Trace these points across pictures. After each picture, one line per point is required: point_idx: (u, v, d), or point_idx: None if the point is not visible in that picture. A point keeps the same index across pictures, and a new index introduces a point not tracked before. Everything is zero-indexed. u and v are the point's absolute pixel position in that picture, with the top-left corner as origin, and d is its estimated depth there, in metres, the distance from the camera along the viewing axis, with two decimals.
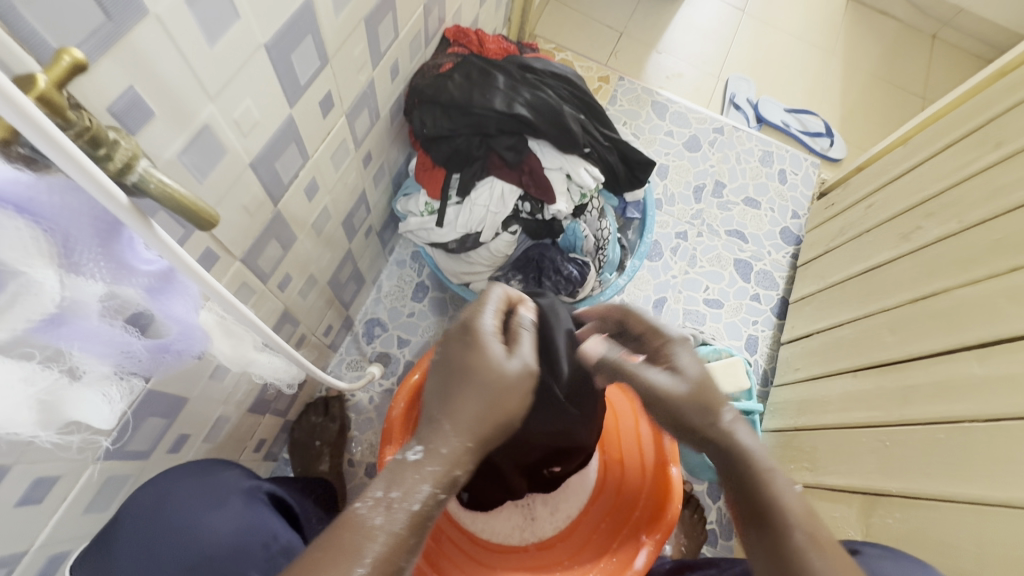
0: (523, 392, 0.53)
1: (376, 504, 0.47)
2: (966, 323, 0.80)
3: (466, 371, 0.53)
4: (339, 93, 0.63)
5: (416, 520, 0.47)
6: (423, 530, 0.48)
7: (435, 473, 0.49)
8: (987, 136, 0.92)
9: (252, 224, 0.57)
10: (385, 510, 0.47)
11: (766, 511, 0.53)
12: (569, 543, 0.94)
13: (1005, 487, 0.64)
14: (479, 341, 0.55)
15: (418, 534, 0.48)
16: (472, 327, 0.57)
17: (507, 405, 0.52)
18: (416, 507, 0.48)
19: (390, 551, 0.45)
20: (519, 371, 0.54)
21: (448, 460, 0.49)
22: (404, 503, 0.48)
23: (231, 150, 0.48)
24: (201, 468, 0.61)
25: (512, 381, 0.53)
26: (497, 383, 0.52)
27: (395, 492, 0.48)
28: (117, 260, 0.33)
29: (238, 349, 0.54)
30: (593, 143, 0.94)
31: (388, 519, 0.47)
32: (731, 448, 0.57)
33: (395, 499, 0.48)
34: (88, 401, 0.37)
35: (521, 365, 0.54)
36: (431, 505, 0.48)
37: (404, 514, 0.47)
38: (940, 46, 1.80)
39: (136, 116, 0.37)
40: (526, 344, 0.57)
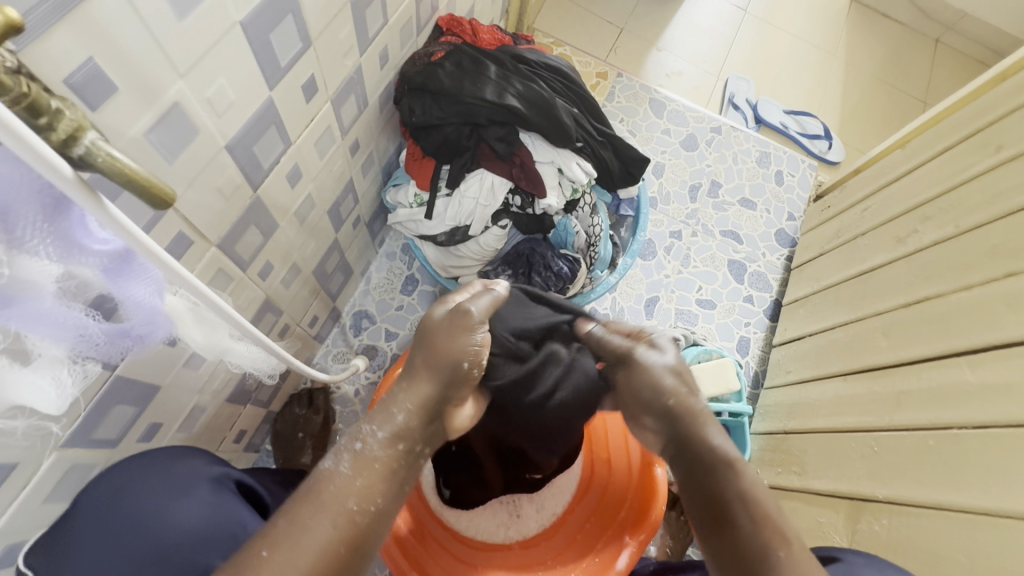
0: (452, 328, 0.62)
1: (334, 454, 0.52)
2: (958, 329, 0.79)
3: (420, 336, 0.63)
4: (323, 78, 0.62)
5: (359, 460, 0.52)
6: (366, 470, 0.51)
7: (384, 421, 0.55)
8: (985, 141, 0.91)
9: (230, 209, 0.56)
10: (336, 454, 0.52)
11: (721, 489, 0.58)
12: (553, 542, 0.93)
13: (993, 496, 0.63)
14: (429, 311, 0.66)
15: (366, 473, 0.51)
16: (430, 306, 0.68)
17: (441, 347, 0.60)
18: (360, 448, 0.53)
19: (339, 488, 0.49)
20: (455, 318, 0.62)
21: (399, 409, 0.56)
22: (350, 446, 0.53)
23: (205, 131, 0.47)
24: (170, 454, 0.60)
25: (445, 330, 0.62)
26: (433, 335, 0.62)
27: (343, 440, 0.54)
28: (67, 237, 0.32)
29: (212, 338, 0.53)
30: (586, 137, 0.93)
31: (335, 462, 0.51)
32: (694, 431, 0.63)
33: (344, 444, 0.53)
34: (29, 385, 0.36)
35: (455, 315, 0.63)
36: (375, 444, 0.53)
37: (349, 454, 0.52)
38: (942, 51, 1.78)
39: (96, 90, 0.35)
40: (479, 299, 0.67)
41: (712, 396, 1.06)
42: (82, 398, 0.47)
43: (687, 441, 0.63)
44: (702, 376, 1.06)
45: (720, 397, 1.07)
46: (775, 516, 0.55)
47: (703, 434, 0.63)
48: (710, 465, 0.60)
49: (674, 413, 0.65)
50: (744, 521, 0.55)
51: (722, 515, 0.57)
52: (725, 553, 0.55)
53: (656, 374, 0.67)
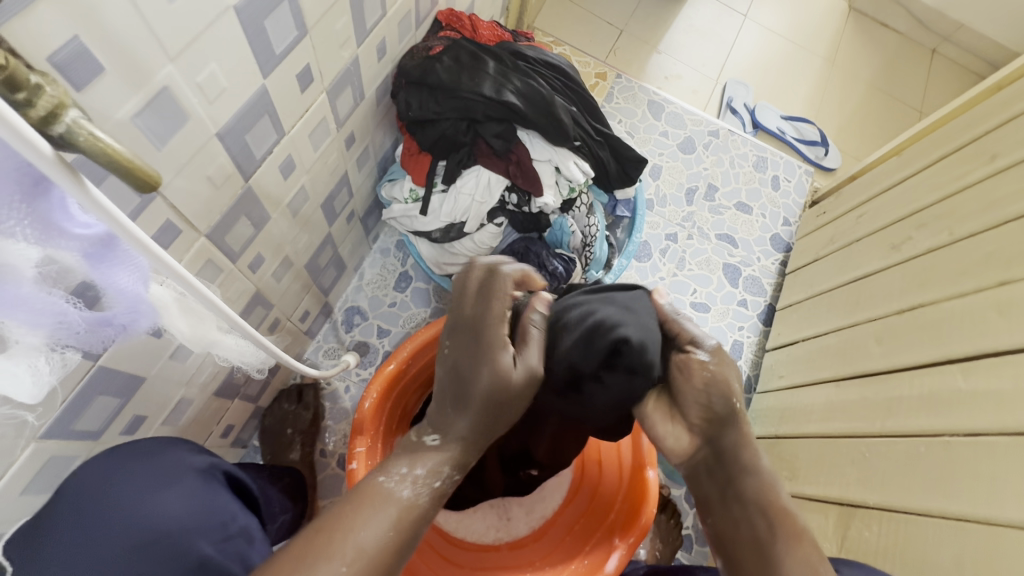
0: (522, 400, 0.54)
1: (402, 479, 0.50)
2: (951, 336, 0.79)
3: (477, 374, 0.52)
4: (319, 68, 0.61)
5: (435, 495, 0.51)
6: (437, 506, 0.51)
7: (456, 455, 0.53)
8: (980, 150, 0.91)
9: (219, 198, 0.55)
10: (412, 482, 0.50)
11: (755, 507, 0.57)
12: (542, 543, 0.93)
13: (983, 503, 0.63)
14: (488, 341, 0.53)
15: (437, 507, 0.51)
16: (485, 327, 0.54)
17: (510, 408, 0.53)
18: (437, 484, 0.51)
19: (415, 523, 0.48)
20: (527, 381, 0.53)
21: (467, 445, 0.53)
22: (428, 479, 0.51)
23: (196, 117, 0.46)
24: (155, 446, 0.58)
25: (520, 390, 0.53)
26: (507, 390, 0.52)
27: (420, 469, 0.51)
28: (46, 221, 0.31)
29: (199, 330, 0.52)
30: (584, 136, 0.92)
31: (414, 493, 0.50)
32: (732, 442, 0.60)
33: (422, 475, 0.51)
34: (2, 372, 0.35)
35: (529, 375, 0.54)
36: (449, 482, 0.52)
37: (428, 488, 0.50)
38: (939, 62, 1.80)
39: (82, 70, 0.34)
40: (532, 346, 0.56)
41: None
42: (63, 388, 0.46)
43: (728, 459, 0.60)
44: None
45: None
46: (798, 522, 0.56)
47: (750, 448, 0.60)
48: (749, 485, 0.58)
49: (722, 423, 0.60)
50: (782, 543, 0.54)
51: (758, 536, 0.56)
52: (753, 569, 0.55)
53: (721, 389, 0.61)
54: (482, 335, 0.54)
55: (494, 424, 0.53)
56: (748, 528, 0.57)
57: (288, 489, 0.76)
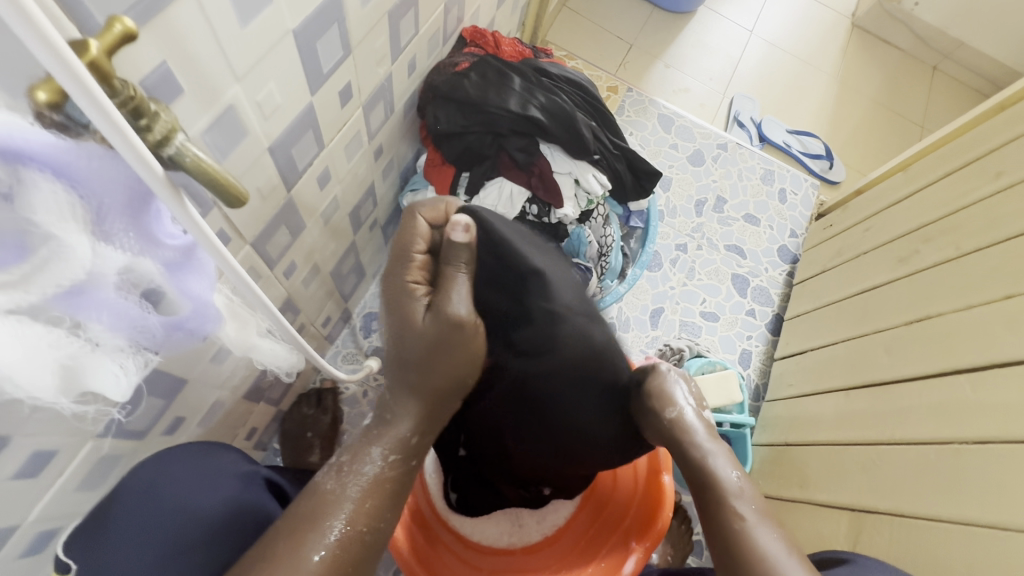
0: (450, 349, 0.56)
1: (330, 474, 0.54)
2: (958, 347, 0.81)
3: (398, 340, 0.56)
4: (358, 84, 0.63)
5: (369, 483, 0.54)
6: (377, 492, 0.54)
7: (385, 437, 0.56)
8: (985, 167, 0.94)
9: (265, 209, 0.57)
10: (337, 475, 0.53)
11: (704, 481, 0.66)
12: (556, 548, 0.94)
13: (993, 508, 0.65)
14: (401, 304, 0.56)
15: (376, 494, 0.53)
16: (393, 290, 0.57)
17: (444, 359, 0.56)
18: (369, 470, 0.54)
19: (347, 513, 0.51)
20: (443, 325, 0.55)
21: (395, 424, 0.56)
22: (356, 466, 0.54)
23: (252, 133, 0.49)
24: (201, 448, 0.61)
25: (437, 336, 0.55)
26: (422, 338, 0.55)
27: (345, 457, 0.55)
28: (146, 232, 0.34)
29: (242, 334, 0.54)
30: (603, 150, 0.95)
31: (341, 484, 0.53)
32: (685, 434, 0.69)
33: (349, 465, 0.54)
34: (106, 368, 0.37)
35: (441, 318, 0.55)
36: (382, 465, 0.55)
37: (356, 476, 0.54)
38: (939, 79, 1.84)
39: (166, 91, 0.37)
40: (454, 288, 0.56)
41: (716, 407, 1.08)
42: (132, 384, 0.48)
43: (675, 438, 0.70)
44: (706, 387, 1.08)
45: (722, 408, 1.09)
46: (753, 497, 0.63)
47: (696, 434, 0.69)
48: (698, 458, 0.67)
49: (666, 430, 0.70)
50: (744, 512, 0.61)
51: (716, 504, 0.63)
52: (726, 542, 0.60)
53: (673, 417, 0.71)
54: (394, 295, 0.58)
55: (443, 388, 0.57)
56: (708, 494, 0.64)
57: None
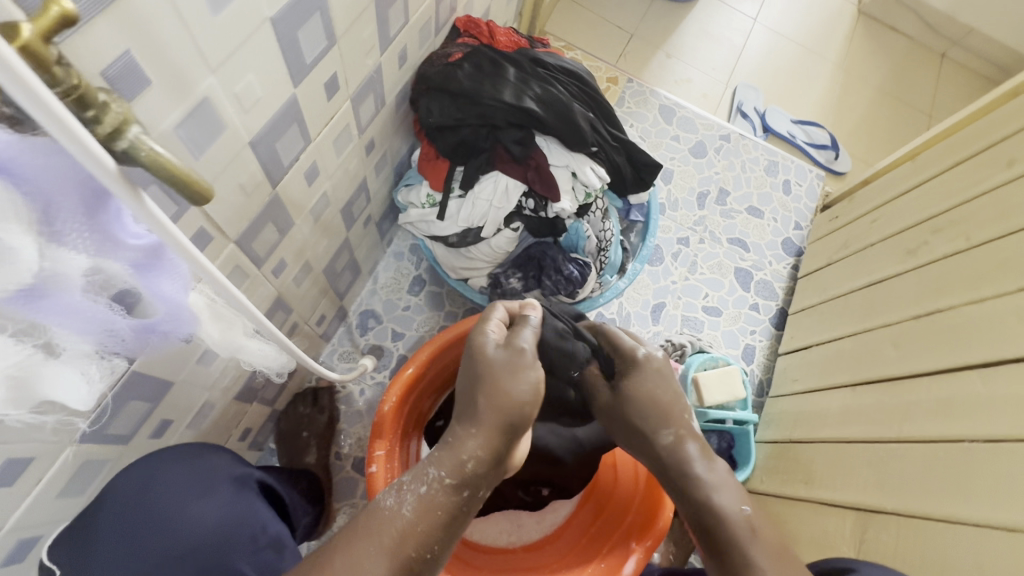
0: (512, 374, 0.58)
1: (389, 491, 0.52)
2: (970, 341, 0.79)
3: (473, 372, 0.59)
4: (345, 76, 0.61)
5: (422, 504, 0.50)
6: (429, 516, 0.50)
7: (441, 459, 0.53)
8: (997, 156, 0.91)
9: (249, 206, 0.56)
10: (397, 492, 0.51)
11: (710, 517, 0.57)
12: (556, 546, 0.93)
13: (1005, 509, 0.63)
14: (475, 344, 0.62)
15: (427, 519, 0.50)
16: (473, 338, 0.64)
17: (505, 386, 0.56)
18: (423, 491, 0.51)
19: (398, 535, 0.48)
20: (508, 357, 0.59)
21: (454, 447, 0.53)
22: (413, 485, 0.51)
23: (231, 127, 0.47)
24: (192, 451, 0.60)
25: (501, 365, 0.58)
26: (490, 368, 0.58)
27: (405, 476, 0.52)
28: (105, 231, 0.32)
29: (228, 334, 0.52)
30: (601, 142, 0.93)
31: (397, 502, 0.50)
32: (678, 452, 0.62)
33: (407, 483, 0.52)
34: (63, 377, 0.36)
35: (509, 353, 0.60)
36: (436, 489, 0.51)
37: (411, 496, 0.51)
38: (948, 66, 1.80)
39: (132, 82, 0.35)
40: (520, 336, 0.63)
41: (718, 403, 1.06)
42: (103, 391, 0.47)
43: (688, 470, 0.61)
44: (708, 383, 1.06)
45: (725, 404, 1.07)
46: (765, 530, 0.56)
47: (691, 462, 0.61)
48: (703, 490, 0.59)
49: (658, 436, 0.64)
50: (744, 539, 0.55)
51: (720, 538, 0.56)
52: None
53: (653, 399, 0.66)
54: (471, 343, 0.63)
55: (503, 415, 0.55)
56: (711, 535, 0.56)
57: (304, 493, 0.76)
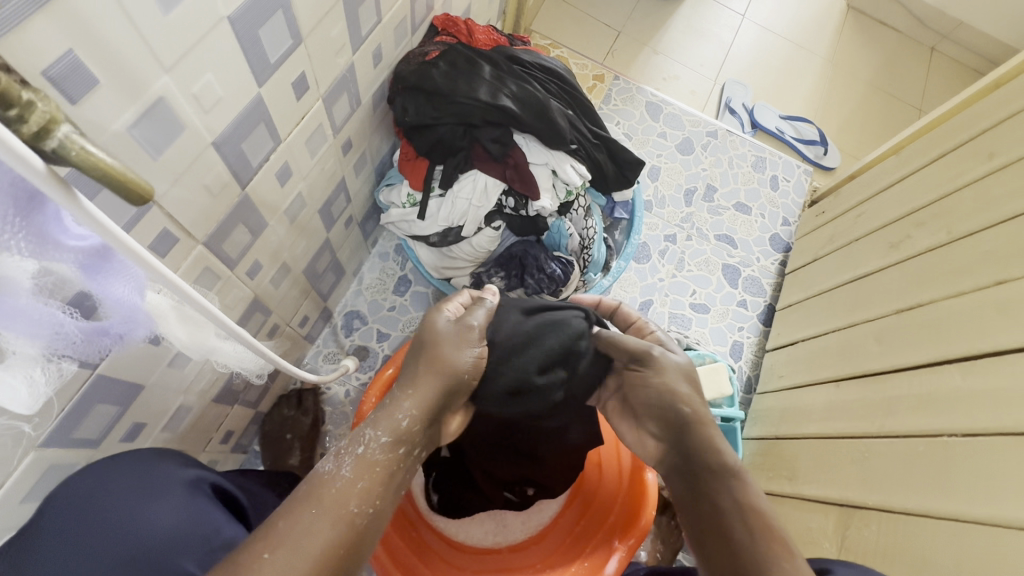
0: (446, 339, 0.62)
1: (328, 458, 0.50)
2: (952, 334, 0.78)
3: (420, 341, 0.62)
4: (314, 75, 0.61)
5: (362, 463, 0.49)
6: (369, 473, 0.49)
7: (383, 420, 0.53)
8: (979, 148, 0.91)
9: (216, 207, 0.55)
10: (336, 456, 0.50)
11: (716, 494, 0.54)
12: (542, 546, 0.93)
13: (984, 503, 0.63)
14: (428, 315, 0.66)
15: (367, 476, 0.49)
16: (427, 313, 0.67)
17: (440, 351, 0.60)
18: (363, 451, 0.50)
19: (337, 495, 0.46)
20: (451, 327, 0.63)
21: (397, 407, 0.54)
22: (351, 448, 0.51)
23: (191, 127, 0.46)
24: (142, 457, 0.57)
25: (442, 333, 0.62)
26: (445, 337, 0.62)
27: (344, 440, 0.52)
28: (43, 233, 0.32)
29: (197, 337, 0.52)
30: (580, 139, 0.93)
31: (337, 466, 0.49)
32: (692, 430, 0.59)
33: (347, 448, 0.51)
34: (2, 382, 0.36)
35: (458, 327, 0.64)
36: (376, 448, 0.51)
37: (351, 458, 0.50)
38: (938, 60, 1.79)
39: (76, 82, 0.35)
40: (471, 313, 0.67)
41: None
42: (61, 398, 0.46)
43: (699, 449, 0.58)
44: None
45: (712, 402, 1.06)
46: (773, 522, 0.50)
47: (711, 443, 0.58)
48: (708, 464, 0.56)
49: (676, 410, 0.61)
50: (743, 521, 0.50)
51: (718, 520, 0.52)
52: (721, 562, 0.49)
53: (675, 377, 0.64)
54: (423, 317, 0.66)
55: (438, 376, 0.58)
56: (707, 523, 0.52)
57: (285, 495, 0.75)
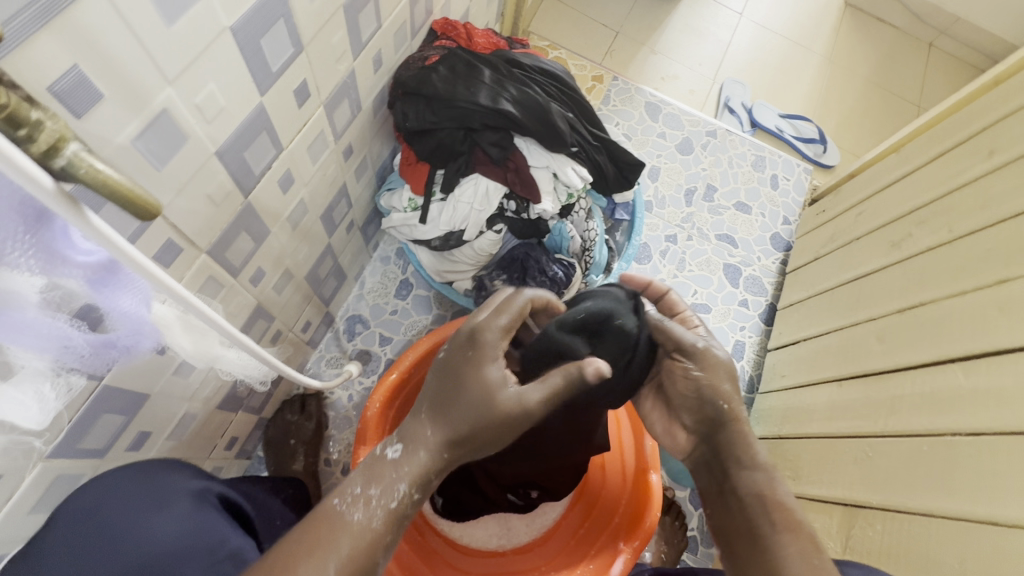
0: (512, 425, 0.52)
1: (354, 501, 0.49)
2: (954, 333, 0.79)
3: (463, 389, 0.52)
4: (316, 82, 0.61)
5: (390, 518, 0.49)
6: (396, 526, 0.49)
7: (411, 474, 0.50)
8: (978, 147, 0.91)
9: (219, 216, 0.55)
10: (364, 506, 0.49)
11: (744, 498, 0.58)
12: (547, 547, 0.93)
13: (987, 503, 0.63)
14: (482, 360, 0.53)
15: (394, 530, 0.49)
16: (480, 341, 0.55)
17: (498, 427, 0.51)
18: (393, 505, 0.49)
19: (366, 548, 0.47)
20: (523, 408, 0.51)
21: (426, 461, 0.51)
22: (381, 500, 0.49)
23: (194, 137, 0.46)
24: (152, 467, 0.58)
25: (511, 413, 0.51)
26: (494, 408, 0.51)
27: (373, 489, 0.49)
28: (50, 249, 0.32)
29: (201, 346, 0.52)
30: (581, 142, 0.93)
31: (366, 516, 0.48)
32: (725, 432, 0.62)
33: (375, 497, 0.49)
34: (10, 397, 0.36)
35: (524, 393, 0.53)
36: (406, 504, 0.50)
37: (382, 510, 0.49)
38: (936, 56, 1.79)
39: (81, 97, 0.35)
40: (535, 368, 0.55)
41: None
42: (67, 410, 0.46)
43: (731, 454, 0.61)
44: None
45: None
46: (795, 516, 0.55)
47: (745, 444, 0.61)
48: (741, 474, 0.59)
49: (712, 413, 0.63)
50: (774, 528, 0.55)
51: (746, 523, 0.56)
52: (749, 565, 0.54)
53: (719, 374, 0.63)
54: (475, 349, 0.55)
55: (483, 444, 0.52)
56: (736, 524, 0.57)
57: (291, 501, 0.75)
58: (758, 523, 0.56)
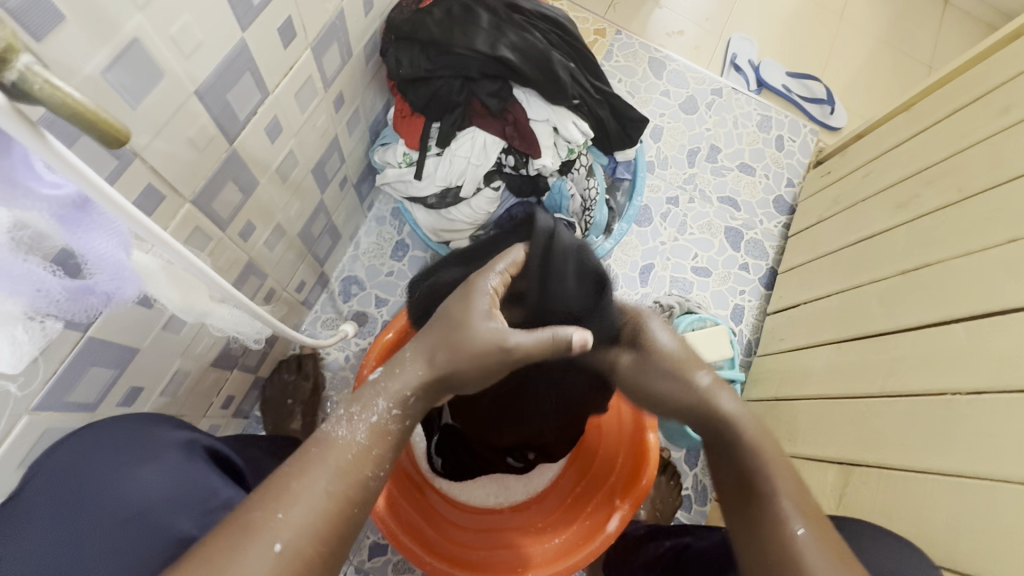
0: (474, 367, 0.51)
1: (338, 420, 0.48)
2: (957, 293, 0.77)
3: (449, 319, 0.53)
4: (302, 21, 0.57)
5: (376, 432, 0.48)
6: (384, 442, 0.48)
7: (394, 391, 0.50)
8: (994, 103, 0.88)
9: (203, 162, 0.52)
10: (348, 423, 0.48)
11: (747, 469, 0.56)
12: (543, 505, 0.95)
13: (982, 458, 0.63)
14: (467, 292, 0.55)
15: (383, 446, 0.48)
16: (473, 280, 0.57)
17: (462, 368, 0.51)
18: (375, 420, 0.49)
19: (355, 461, 0.46)
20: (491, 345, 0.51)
21: (416, 384, 0.51)
22: (365, 415, 0.49)
23: (170, 74, 0.43)
24: (135, 420, 0.56)
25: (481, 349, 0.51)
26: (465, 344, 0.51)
27: (355, 406, 0.49)
28: (10, 177, 0.30)
29: (189, 298, 0.49)
30: (583, 95, 0.89)
31: (351, 431, 0.48)
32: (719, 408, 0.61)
33: (357, 413, 0.49)
34: None
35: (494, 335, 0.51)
36: (388, 419, 0.49)
37: (365, 425, 0.48)
38: (952, 13, 1.72)
39: (39, 17, 0.32)
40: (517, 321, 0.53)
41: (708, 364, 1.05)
42: (50, 359, 0.45)
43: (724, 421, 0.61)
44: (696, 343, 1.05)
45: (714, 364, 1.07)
46: None
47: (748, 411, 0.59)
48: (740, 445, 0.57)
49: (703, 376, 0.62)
50: (782, 500, 0.52)
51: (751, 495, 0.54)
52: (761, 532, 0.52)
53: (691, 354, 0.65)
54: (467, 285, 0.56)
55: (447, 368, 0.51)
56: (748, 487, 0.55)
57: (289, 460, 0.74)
58: (761, 501, 0.53)
